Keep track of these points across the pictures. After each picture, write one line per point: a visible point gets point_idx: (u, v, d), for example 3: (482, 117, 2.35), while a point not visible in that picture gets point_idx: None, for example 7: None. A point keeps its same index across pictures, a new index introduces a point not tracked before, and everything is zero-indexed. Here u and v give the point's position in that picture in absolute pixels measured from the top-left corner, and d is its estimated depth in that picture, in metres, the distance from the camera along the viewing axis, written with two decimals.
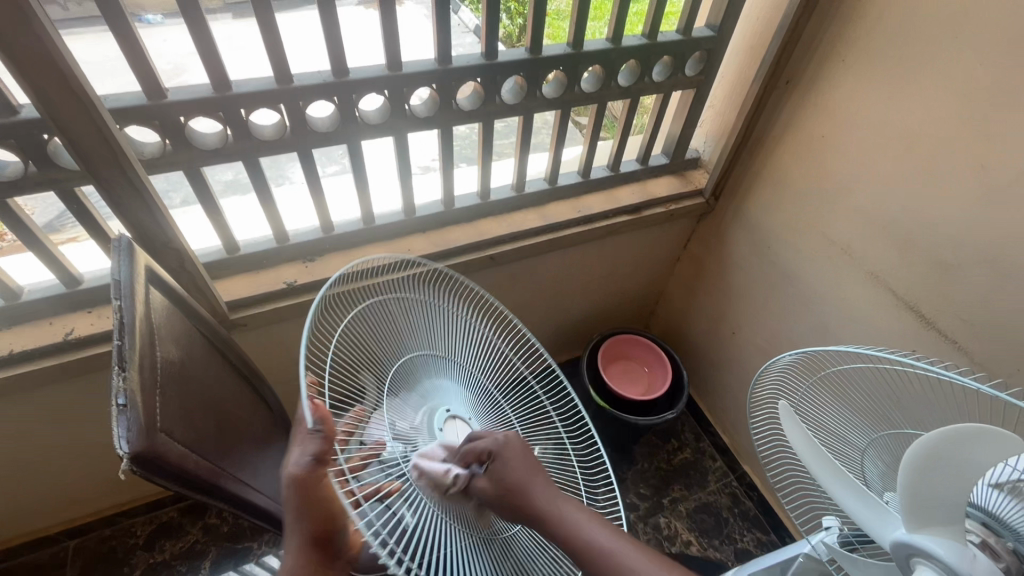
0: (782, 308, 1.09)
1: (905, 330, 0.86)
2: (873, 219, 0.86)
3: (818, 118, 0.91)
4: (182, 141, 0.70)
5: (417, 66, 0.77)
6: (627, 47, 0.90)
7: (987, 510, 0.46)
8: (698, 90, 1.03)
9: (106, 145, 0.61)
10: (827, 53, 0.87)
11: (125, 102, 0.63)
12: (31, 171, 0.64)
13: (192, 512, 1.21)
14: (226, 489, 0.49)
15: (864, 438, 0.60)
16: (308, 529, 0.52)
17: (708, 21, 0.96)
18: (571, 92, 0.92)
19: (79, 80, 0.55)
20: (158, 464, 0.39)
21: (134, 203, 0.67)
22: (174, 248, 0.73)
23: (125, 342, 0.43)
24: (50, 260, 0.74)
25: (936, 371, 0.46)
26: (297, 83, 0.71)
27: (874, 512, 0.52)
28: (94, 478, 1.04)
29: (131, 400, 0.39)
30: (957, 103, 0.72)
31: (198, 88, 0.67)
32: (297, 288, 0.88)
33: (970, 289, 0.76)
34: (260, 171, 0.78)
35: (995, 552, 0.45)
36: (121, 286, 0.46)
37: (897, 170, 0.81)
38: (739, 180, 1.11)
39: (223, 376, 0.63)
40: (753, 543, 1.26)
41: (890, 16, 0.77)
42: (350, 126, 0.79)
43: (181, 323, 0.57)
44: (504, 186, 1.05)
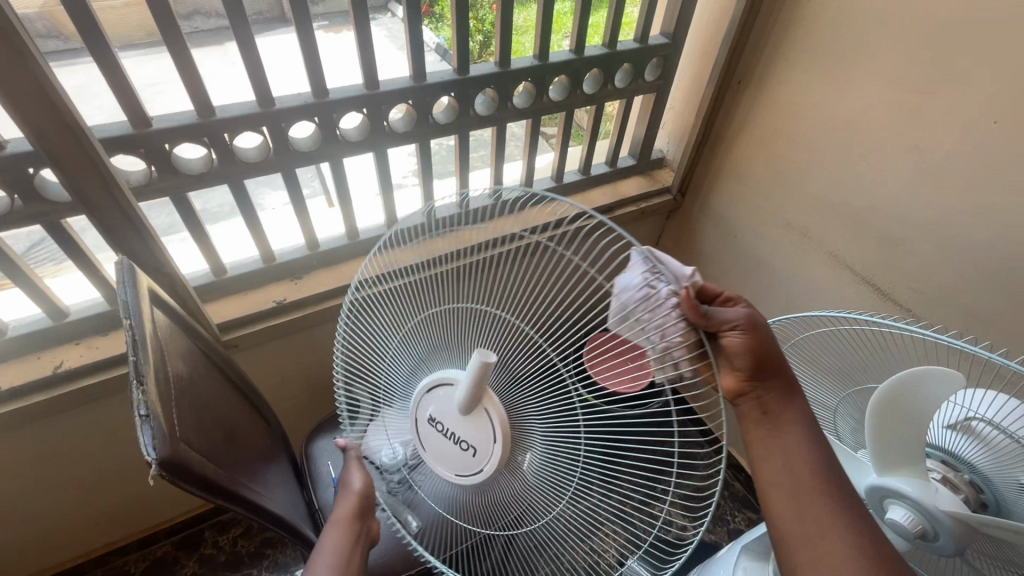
0: (752, 292, 1.15)
1: (865, 303, 0.93)
2: (826, 203, 0.94)
3: (770, 113, 0.98)
4: (168, 167, 0.71)
5: (393, 84, 0.81)
6: (590, 57, 0.95)
7: (945, 448, 0.53)
8: (659, 94, 1.10)
9: (97, 173, 0.62)
10: (773, 54, 0.95)
11: (112, 131, 0.65)
12: (18, 206, 0.65)
13: (187, 544, 1.19)
14: (243, 494, 0.51)
15: (836, 397, 0.65)
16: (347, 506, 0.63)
17: (662, 29, 1.03)
18: (540, 101, 0.97)
19: (72, 114, 0.57)
20: (182, 470, 0.41)
21: (124, 230, 0.68)
22: (165, 273, 0.74)
23: (140, 357, 0.44)
24: (36, 293, 0.75)
25: (892, 324, 0.51)
26: (278, 106, 0.74)
27: (849, 465, 0.57)
28: (84, 515, 1.02)
29: (152, 410, 0.41)
30: (890, 92, 0.79)
31: (182, 115, 0.69)
32: (286, 306, 0.90)
33: (918, 260, 0.83)
34: (245, 193, 0.80)
35: (954, 484, 0.51)
36: (129, 306, 0.48)
37: (844, 155, 0.88)
38: (702, 176, 1.18)
39: (225, 392, 0.65)
40: (744, 522, 1.31)
41: (825, 17, 0.84)
42: (332, 145, 0.82)
43: (183, 341, 0.58)
44: (482, 195, 1.09)
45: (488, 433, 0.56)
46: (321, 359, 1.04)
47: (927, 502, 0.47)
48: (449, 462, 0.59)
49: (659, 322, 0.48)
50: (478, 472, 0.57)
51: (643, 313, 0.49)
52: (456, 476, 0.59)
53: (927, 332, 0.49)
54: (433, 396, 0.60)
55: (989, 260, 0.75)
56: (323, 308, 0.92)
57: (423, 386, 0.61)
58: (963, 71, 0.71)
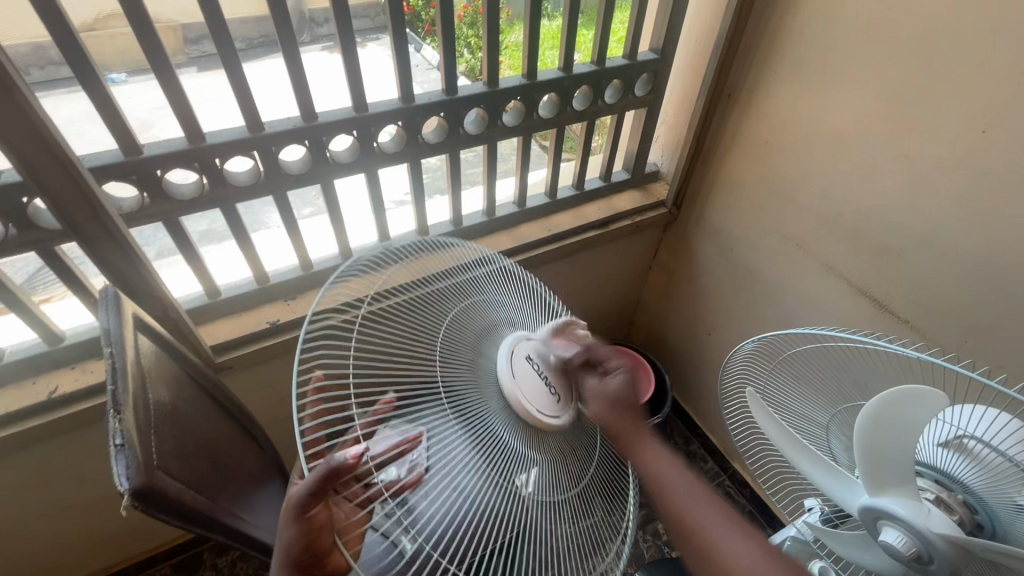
0: (750, 306, 1.14)
1: (863, 314, 0.91)
2: (820, 215, 0.93)
3: (761, 126, 0.98)
4: (159, 193, 0.72)
5: (382, 106, 0.82)
6: (579, 75, 0.96)
7: (936, 467, 0.52)
8: (650, 109, 1.10)
9: (86, 201, 0.63)
10: (762, 68, 0.95)
11: (102, 160, 0.66)
12: (12, 234, 0.66)
13: (186, 567, 1.18)
14: (224, 521, 0.51)
15: (826, 414, 0.64)
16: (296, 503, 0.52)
17: (651, 45, 1.04)
18: (530, 119, 0.98)
19: (62, 145, 0.58)
20: (156, 499, 0.41)
21: (115, 255, 0.69)
22: (157, 297, 0.75)
23: (119, 386, 0.45)
24: (32, 319, 0.76)
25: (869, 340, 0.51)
26: (268, 131, 0.75)
27: (843, 485, 0.56)
28: (83, 539, 1.02)
29: (128, 439, 0.41)
30: (879, 104, 0.79)
31: (173, 142, 0.70)
32: (280, 326, 0.90)
33: (913, 271, 0.82)
34: (237, 216, 0.81)
35: (948, 505, 0.50)
36: (111, 334, 0.49)
37: (834, 167, 0.88)
38: (697, 189, 1.18)
39: (212, 416, 0.65)
40: None
41: (810, 32, 0.85)
42: (322, 167, 0.82)
43: (169, 367, 0.59)
44: (476, 212, 1.10)
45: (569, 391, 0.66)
46: None
47: (922, 526, 0.46)
48: (538, 399, 0.61)
49: (588, 344, 0.69)
50: (558, 416, 0.62)
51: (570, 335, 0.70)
52: (544, 413, 0.61)
53: (903, 348, 0.49)
54: (537, 342, 0.66)
55: (985, 271, 0.73)
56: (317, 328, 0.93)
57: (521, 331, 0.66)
58: (943, 84, 0.71)
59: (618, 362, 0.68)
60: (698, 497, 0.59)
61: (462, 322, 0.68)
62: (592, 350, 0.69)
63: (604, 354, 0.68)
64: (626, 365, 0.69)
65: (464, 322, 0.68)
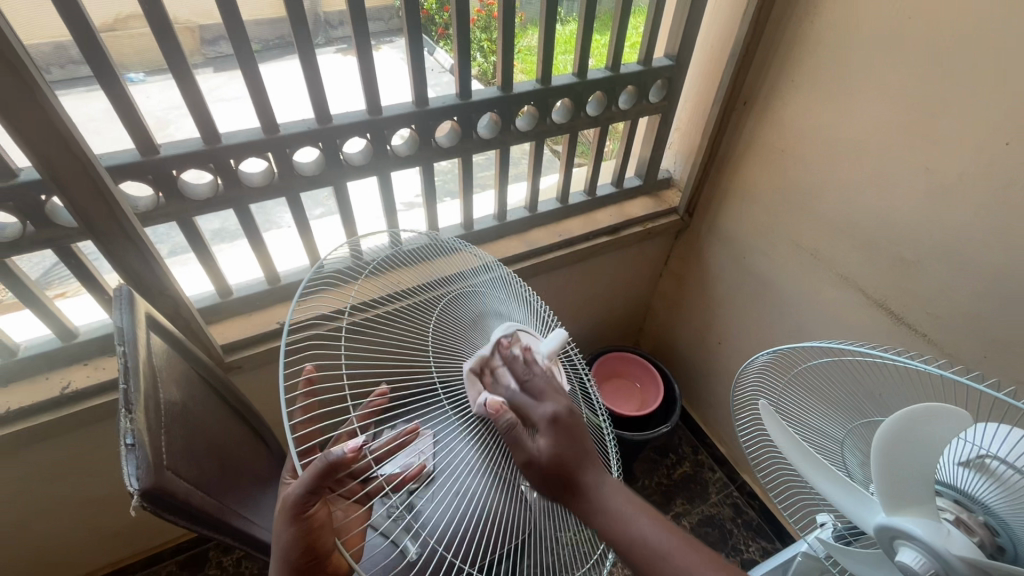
0: (762, 315, 1.13)
1: (878, 327, 0.90)
2: (836, 225, 0.92)
3: (777, 134, 0.97)
4: (174, 193, 0.73)
5: (396, 109, 0.82)
6: (593, 80, 0.96)
7: (956, 487, 0.50)
8: (663, 115, 1.09)
9: (103, 200, 0.64)
10: (778, 76, 0.94)
11: (120, 159, 0.67)
12: (29, 231, 0.67)
13: (191, 565, 1.19)
14: (231, 522, 0.51)
15: (842, 430, 0.64)
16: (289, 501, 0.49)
17: (666, 51, 1.03)
18: (543, 124, 0.98)
19: (81, 145, 0.59)
20: (165, 500, 0.41)
21: (130, 254, 0.70)
22: (169, 295, 0.75)
23: (131, 385, 0.45)
24: (47, 315, 0.76)
25: (889, 356, 0.49)
26: (283, 132, 0.75)
27: (859, 501, 0.55)
28: (91, 534, 1.03)
29: (138, 439, 0.41)
30: (899, 113, 0.78)
31: (188, 142, 0.71)
32: (289, 327, 0.91)
33: (931, 284, 0.81)
34: (250, 216, 0.82)
35: (968, 527, 0.48)
36: (124, 333, 0.49)
37: (852, 177, 0.87)
38: (710, 196, 1.17)
39: (221, 416, 0.65)
40: (759, 552, 1.26)
41: (829, 40, 0.84)
42: (335, 169, 0.83)
43: (180, 366, 0.59)
44: (486, 216, 1.10)
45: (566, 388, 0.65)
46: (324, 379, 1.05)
47: (940, 547, 0.45)
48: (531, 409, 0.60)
49: (512, 388, 0.59)
50: None
51: (514, 368, 0.61)
52: None
53: (923, 365, 0.47)
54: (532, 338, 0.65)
55: (1007, 285, 0.72)
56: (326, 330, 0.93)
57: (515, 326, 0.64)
58: (966, 94, 0.70)
59: (547, 417, 0.57)
60: (643, 524, 0.55)
61: (455, 318, 0.71)
62: (528, 385, 0.60)
63: (535, 407, 0.58)
64: (555, 416, 0.57)
65: (455, 323, 0.70)
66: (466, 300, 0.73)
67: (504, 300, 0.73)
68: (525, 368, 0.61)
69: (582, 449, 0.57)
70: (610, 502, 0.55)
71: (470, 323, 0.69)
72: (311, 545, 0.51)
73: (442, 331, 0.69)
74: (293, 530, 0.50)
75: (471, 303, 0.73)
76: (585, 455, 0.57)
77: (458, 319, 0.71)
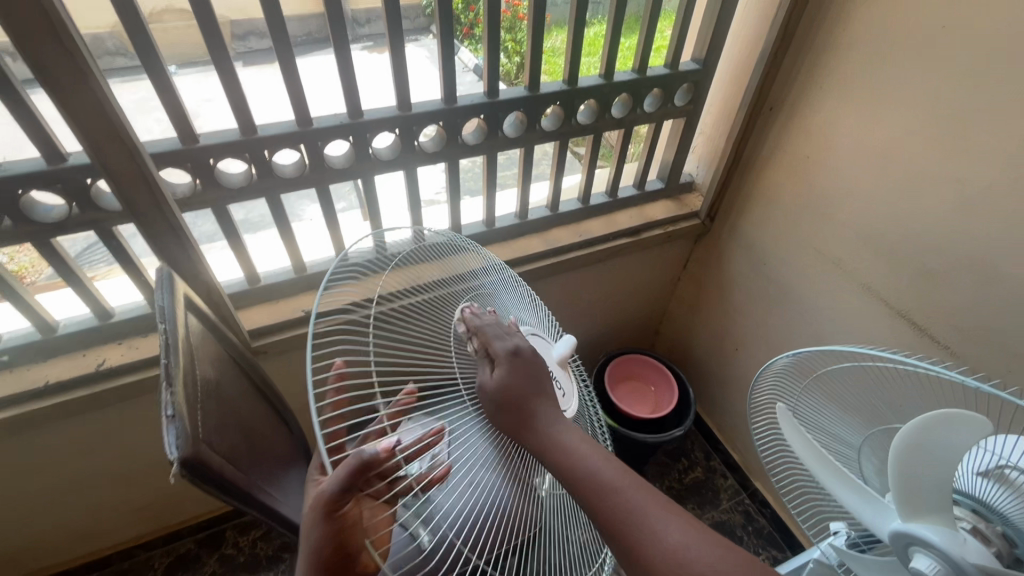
0: (781, 322, 1.12)
1: (900, 338, 0.89)
2: (860, 234, 0.91)
3: (803, 141, 0.97)
4: (211, 181, 0.76)
5: (425, 106, 0.84)
6: (619, 82, 0.97)
7: (974, 496, 0.50)
8: (687, 119, 1.10)
9: (147, 185, 0.67)
10: (806, 83, 0.94)
11: (162, 147, 0.70)
12: (74, 213, 0.70)
13: (209, 543, 1.23)
14: (259, 498, 0.53)
15: (860, 436, 0.65)
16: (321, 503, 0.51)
17: (693, 55, 1.04)
18: (568, 124, 0.99)
19: (127, 132, 0.62)
20: (202, 470, 0.43)
21: (167, 238, 0.73)
22: (202, 280, 0.78)
23: (171, 360, 0.47)
24: (86, 294, 0.80)
25: (917, 364, 0.49)
26: (316, 125, 0.77)
27: (874, 508, 0.55)
28: (116, 507, 1.07)
29: (178, 411, 0.44)
30: (929, 123, 0.77)
31: (226, 133, 0.74)
32: (313, 315, 0.93)
33: (956, 296, 0.80)
34: (281, 206, 0.84)
35: (986, 537, 0.48)
36: (165, 312, 0.51)
37: (878, 186, 0.86)
38: (732, 201, 1.17)
39: (250, 397, 0.68)
40: (769, 561, 1.26)
41: (859, 48, 0.84)
42: (364, 163, 0.85)
43: (214, 346, 0.61)
44: (508, 214, 1.11)
45: (569, 386, 0.70)
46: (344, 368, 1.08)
47: (954, 554, 0.45)
48: None
49: (483, 322, 0.63)
50: (564, 410, 0.66)
51: (480, 314, 0.65)
52: None
53: (958, 375, 0.47)
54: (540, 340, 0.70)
55: None
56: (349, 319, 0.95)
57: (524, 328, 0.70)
58: (993, 107, 0.70)
59: (506, 350, 0.60)
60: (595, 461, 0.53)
61: (470, 318, 0.69)
62: (491, 326, 0.63)
63: (497, 342, 0.61)
64: (512, 352, 0.60)
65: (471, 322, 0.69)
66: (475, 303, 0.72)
67: (507, 308, 0.74)
68: (471, 321, 0.63)
69: (533, 388, 0.58)
70: (560, 444, 0.55)
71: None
72: (342, 543, 0.53)
73: (459, 332, 0.67)
74: (323, 528, 0.52)
75: (484, 306, 0.72)
76: (537, 392, 0.58)
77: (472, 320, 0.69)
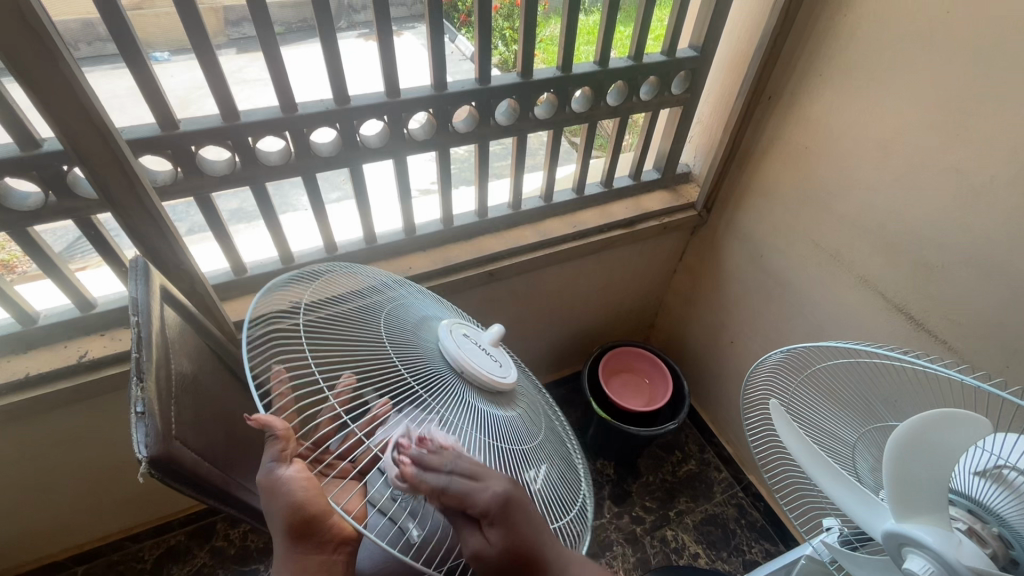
0: (777, 316, 1.11)
1: (897, 331, 0.88)
2: (859, 226, 0.89)
3: (801, 131, 0.95)
4: (192, 168, 0.73)
5: (414, 92, 0.82)
6: (615, 69, 0.94)
7: (971, 497, 0.49)
8: (685, 108, 1.07)
9: (123, 172, 0.64)
10: (806, 71, 0.92)
11: (140, 133, 0.67)
12: (51, 201, 0.68)
13: (200, 535, 1.22)
14: (237, 496, 0.51)
15: (854, 433, 0.62)
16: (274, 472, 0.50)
17: (691, 42, 1.01)
18: (562, 112, 0.96)
19: (101, 118, 0.59)
20: (173, 469, 0.42)
21: (148, 228, 0.71)
22: (185, 271, 0.76)
23: (143, 354, 0.46)
24: (66, 285, 0.78)
25: (915, 361, 0.48)
26: (301, 112, 0.75)
27: (869, 508, 0.54)
28: (105, 500, 1.06)
29: (148, 408, 0.42)
30: (932, 112, 0.75)
31: (207, 119, 0.71)
32: None
33: (955, 290, 0.78)
34: (266, 195, 0.82)
35: (981, 538, 0.47)
36: (138, 304, 0.49)
37: (877, 176, 0.84)
38: (729, 192, 1.15)
39: (232, 391, 0.66)
40: (761, 554, 1.26)
41: (861, 35, 0.81)
42: (352, 151, 0.83)
43: (194, 341, 0.60)
44: (501, 204, 1.09)
45: (506, 361, 0.67)
46: None
47: (948, 556, 0.44)
48: (479, 361, 0.61)
49: (441, 480, 0.48)
50: (507, 379, 0.62)
51: (434, 445, 0.50)
52: (497, 377, 0.61)
53: (955, 373, 0.45)
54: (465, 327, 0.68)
55: None
56: None
57: (447, 319, 0.67)
58: (995, 96, 0.68)
59: (496, 502, 0.48)
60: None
61: (399, 320, 0.66)
62: (460, 470, 0.49)
63: (480, 491, 0.48)
64: (506, 497, 0.49)
65: (404, 328, 0.64)
66: (395, 313, 0.67)
67: (428, 308, 0.72)
68: (420, 476, 0.48)
69: (535, 530, 0.51)
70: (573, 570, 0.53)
71: (415, 330, 0.65)
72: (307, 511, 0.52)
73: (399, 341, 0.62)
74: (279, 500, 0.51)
75: (405, 312, 0.68)
76: (538, 533, 0.51)
77: (403, 325, 0.65)
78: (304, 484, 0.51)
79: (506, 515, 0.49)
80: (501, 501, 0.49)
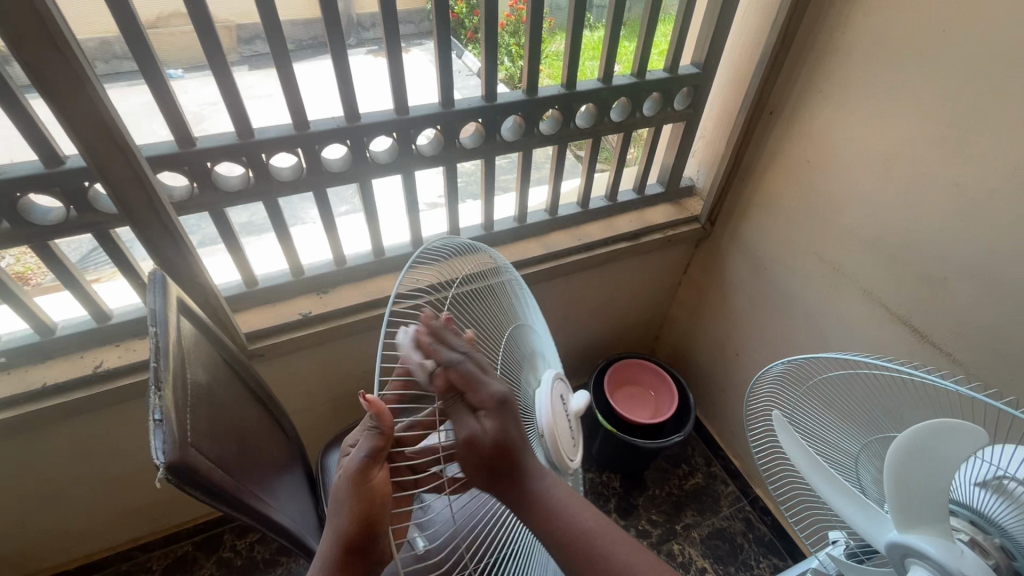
0: (782, 328, 1.11)
1: (901, 343, 0.88)
2: (862, 239, 0.90)
3: (803, 146, 0.97)
4: (208, 184, 0.76)
5: (422, 110, 0.84)
6: (617, 86, 0.96)
7: (972, 508, 0.50)
8: (687, 123, 1.09)
9: (141, 187, 0.67)
10: (806, 87, 0.93)
11: (159, 150, 0.70)
12: (72, 216, 0.71)
13: (207, 546, 1.23)
14: (248, 503, 0.52)
15: (857, 444, 0.64)
16: (357, 471, 0.48)
17: (693, 59, 1.03)
18: (566, 128, 0.98)
19: (124, 137, 0.62)
20: (189, 475, 0.43)
21: (164, 241, 0.73)
22: (199, 283, 0.79)
23: (161, 363, 0.47)
24: (84, 296, 0.80)
25: (914, 372, 0.48)
26: (313, 129, 0.78)
27: (871, 517, 0.54)
28: (116, 510, 1.08)
29: (166, 415, 0.44)
30: (930, 127, 0.77)
31: (223, 136, 0.74)
32: (311, 318, 0.94)
33: (957, 302, 0.79)
34: (279, 209, 0.84)
35: (983, 549, 0.48)
36: (156, 315, 0.51)
37: (878, 191, 0.85)
38: (733, 205, 1.16)
39: (243, 400, 0.67)
40: (769, 569, 1.24)
41: (860, 52, 0.83)
42: (361, 166, 0.85)
43: (208, 351, 0.62)
44: (507, 217, 1.11)
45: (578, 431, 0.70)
46: (343, 372, 1.08)
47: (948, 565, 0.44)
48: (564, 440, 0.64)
49: (455, 355, 0.53)
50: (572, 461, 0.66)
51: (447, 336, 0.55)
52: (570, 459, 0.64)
53: (953, 385, 0.45)
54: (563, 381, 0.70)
55: None
56: (348, 323, 0.96)
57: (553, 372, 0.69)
58: (993, 111, 0.69)
59: (493, 398, 0.53)
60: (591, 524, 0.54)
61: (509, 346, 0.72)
62: (470, 358, 0.55)
63: (483, 386, 0.53)
64: (502, 397, 0.53)
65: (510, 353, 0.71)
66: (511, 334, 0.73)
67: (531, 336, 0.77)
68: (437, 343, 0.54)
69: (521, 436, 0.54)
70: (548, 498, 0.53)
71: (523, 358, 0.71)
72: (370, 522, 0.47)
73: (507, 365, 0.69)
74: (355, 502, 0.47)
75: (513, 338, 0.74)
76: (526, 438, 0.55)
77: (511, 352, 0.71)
78: (384, 493, 0.48)
79: (502, 410, 0.53)
80: (494, 403, 0.53)
